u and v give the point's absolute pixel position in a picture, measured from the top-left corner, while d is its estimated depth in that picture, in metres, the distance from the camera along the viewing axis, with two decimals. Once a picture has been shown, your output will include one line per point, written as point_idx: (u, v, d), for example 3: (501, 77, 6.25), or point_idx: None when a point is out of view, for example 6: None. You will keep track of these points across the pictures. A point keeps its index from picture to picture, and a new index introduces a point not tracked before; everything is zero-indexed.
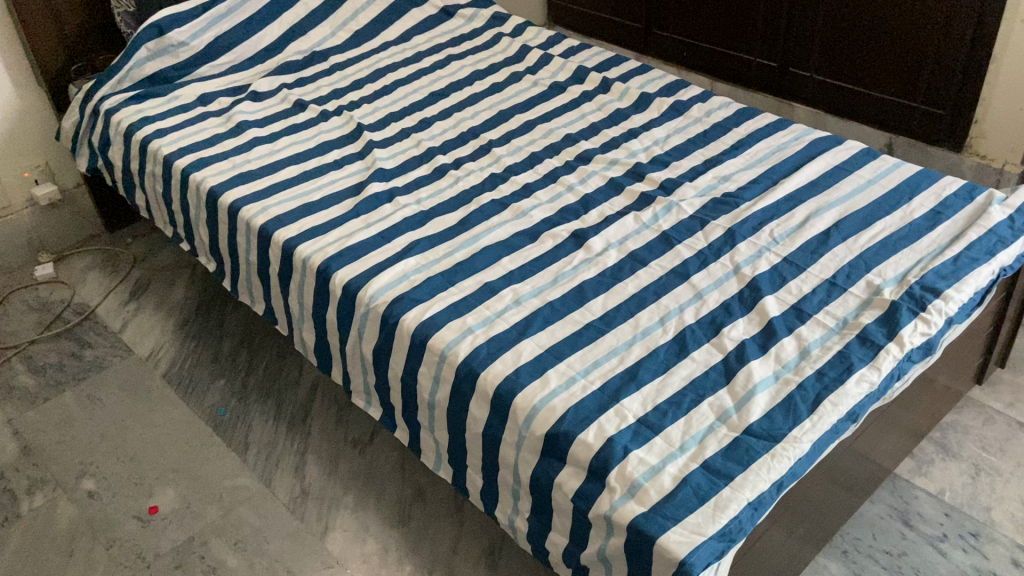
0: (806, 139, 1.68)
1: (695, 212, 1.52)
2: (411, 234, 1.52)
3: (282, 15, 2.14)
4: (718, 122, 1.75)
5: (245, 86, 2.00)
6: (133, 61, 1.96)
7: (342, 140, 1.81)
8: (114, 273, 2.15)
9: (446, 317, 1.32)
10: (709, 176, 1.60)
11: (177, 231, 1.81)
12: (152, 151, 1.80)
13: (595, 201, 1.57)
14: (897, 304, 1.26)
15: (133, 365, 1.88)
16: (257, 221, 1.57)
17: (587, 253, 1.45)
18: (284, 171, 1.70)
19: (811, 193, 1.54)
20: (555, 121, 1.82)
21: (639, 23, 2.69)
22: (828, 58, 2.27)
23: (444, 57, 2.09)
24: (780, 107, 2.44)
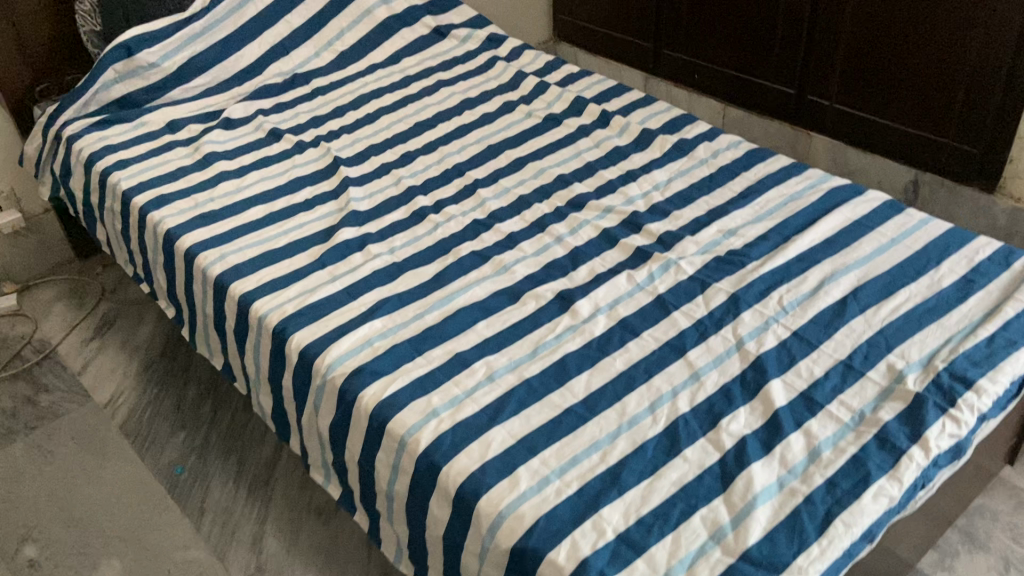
0: (822, 187, 1.52)
1: (695, 272, 1.36)
2: (380, 291, 1.38)
3: (262, 34, 1.99)
4: (725, 165, 1.59)
5: (218, 112, 1.86)
6: (99, 83, 1.81)
7: (316, 177, 1.67)
8: (80, 305, 2.03)
9: (410, 395, 1.18)
10: (714, 229, 1.44)
11: (137, 270, 1.67)
12: (112, 185, 1.66)
13: (586, 256, 1.42)
14: (923, 397, 1.10)
15: (89, 413, 1.75)
16: (213, 270, 1.43)
17: (572, 319, 1.29)
18: (249, 213, 1.56)
19: (827, 252, 1.38)
20: (547, 159, 1.67)
21: (648, 43, 2.53)
22: (849, 86, 2.10)
23: (433, 82, 1.94)
24: (796, 137, 2.27)
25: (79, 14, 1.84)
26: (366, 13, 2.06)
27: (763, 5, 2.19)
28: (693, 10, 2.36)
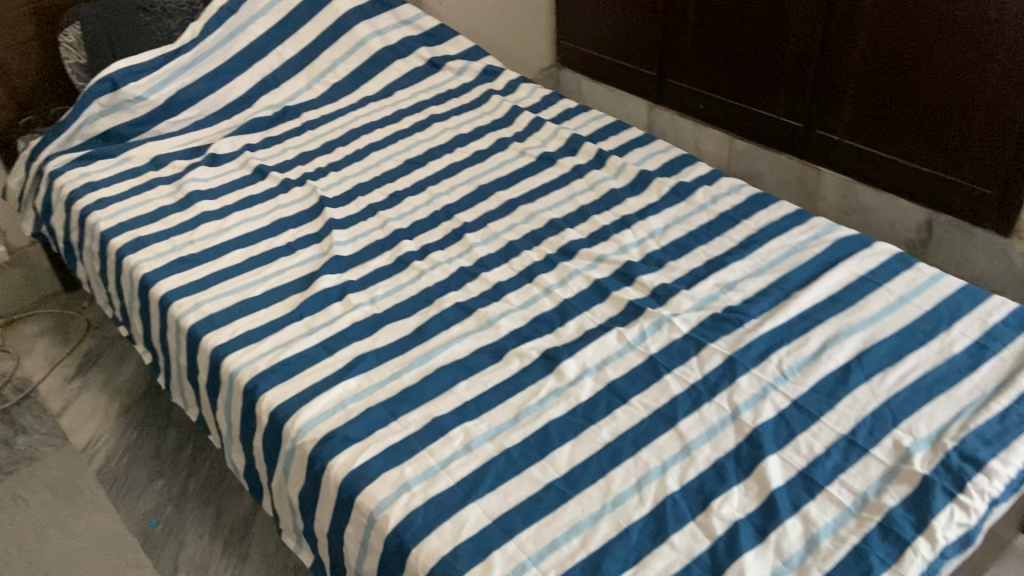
0: (826, 238, 1.44)
1: (690, 330, 1.29)
2: (358, 345, 1.31)
3: (253, 65, 1.95)
4: (724, 212, 1.52)
5: (205, 146, 1.81)
6: (83, 116, 1.76)
7: (300, 218, 1.61)
8: (63, 342, 1.98)
9: (381, 465, 1.11)
10: (711, 283, 1.37)
11: (115, 312, 1.61)
12: (91, 225, 1.60)
13: (575, 310, 1.35)
14: (930, 481, 1.03)
15: (66, 458, 1.70)
16: (187, 320, 1.38)
17: (557, 382, 1.22)
18: (228, 257, 1.51)
19: (829, 311, 1.30)
20: (539, 202, 1.61)
21: (652, 71, 2.46)
22: (860, 121, 2.02)
23: (426, 117, 1.88)
24: (805, 171, 2.20)
25: (63, 46, 1.80)
26: (359, 45, 2.01)
27: (771, 35, 2.11)
28: (698, 39, 2.29)
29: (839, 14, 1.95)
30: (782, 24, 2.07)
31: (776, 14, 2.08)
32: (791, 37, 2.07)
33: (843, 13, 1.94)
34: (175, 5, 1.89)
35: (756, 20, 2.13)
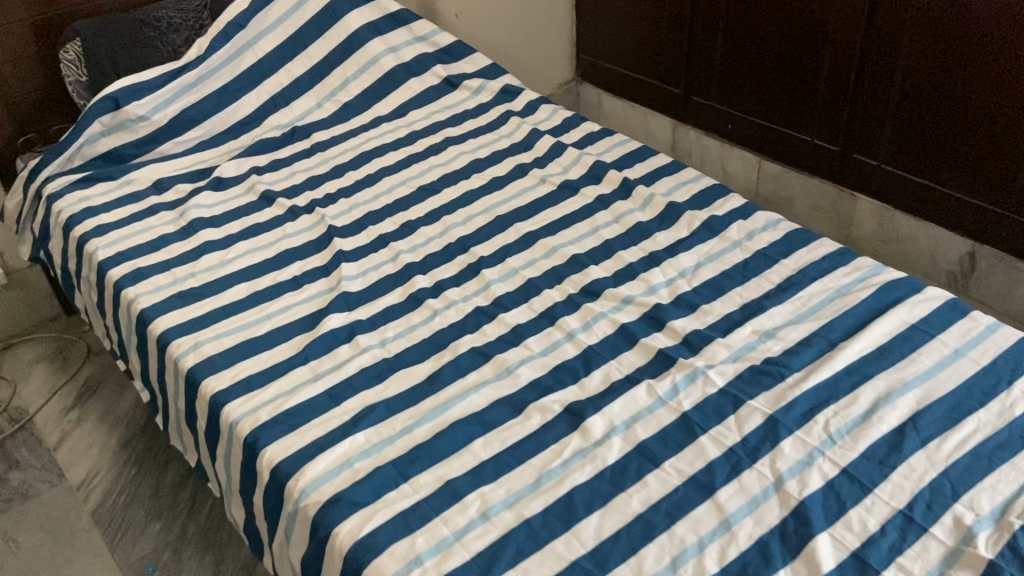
0: (872, 281, 1.34)
1: (727, 385, 1.19)
2: (367, 394, 1.22)
3: (261, 83, 1.88)
4: (760, 250, 1.43)
5: (210, 169, 1.72)
6: (84, 136, 1.68)
7: (308, 249, 1.53)
8: (62, 368, 1.90)
9: (391, 535, 1.01)
10: (748, 331, 1.27)
11: (113, 344, 1.52)
12: (88, 255, 1.52)
13: (601, 359, 1.26)
14: (997, 568, 0.92)
15: (61, 497, 1.61)
16: (186, 362, 1.29)
17: (582, 441, 1.13)
18: (231, 292, 1.42)
19: (878, 366, 1.20)
20: (561, 235, 1.51)
21: (677, 88, 2.36)
22: (900, 147, 1.91)
23: (441, 139, 1.79)
24: (839, 197, 2.09)
25: (63, 63, 1.72)
26: (372, 62, 1.93)
27: (806, 54, 2.01)
28: (727, 56, 2.19)
29: (880, 33, 1.84)
30: (818, 43, 1.97)
31: (811, 33, 1.97)
32: (827, 56, 1.96)
33: (884, 32, 1.83)
34: (180, 20, 1.82)
35: (790, 39, 2.03)
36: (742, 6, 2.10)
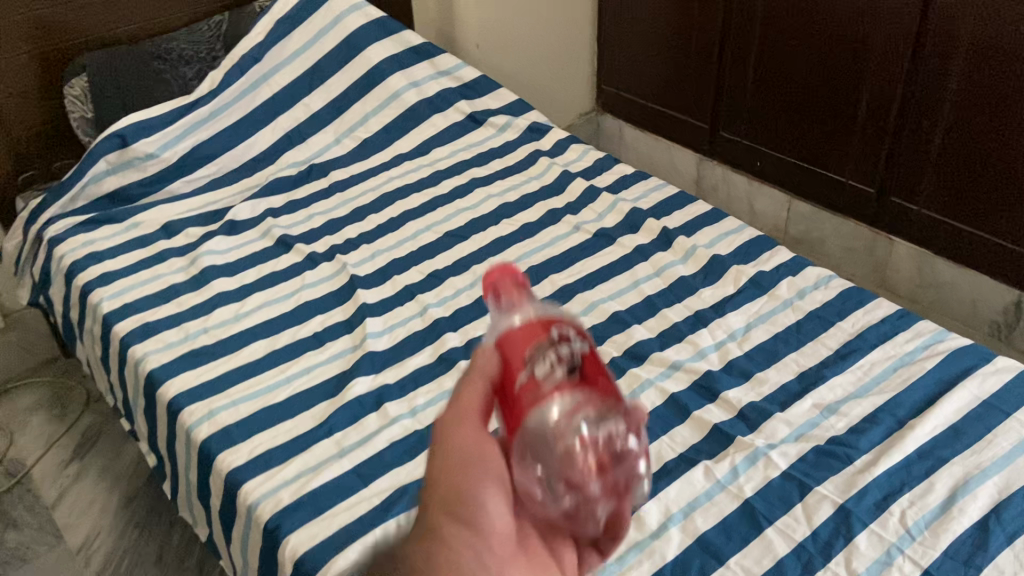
0: (936, 349, 1.25)
1: (791, 468, 1.10)
2: (398, 474, 1.11)
3: (276, 119, 1.80)
4: (814, 311, 1.34)
5: (222, 211, 1.63)
6: (89, 176, 1.59)
7: (329, 301, 1.42)
8: (60, 417, 1.79)
9: None
10: (808, 406, 1.18)
11: (117, 402, 1.41)
12: (92, 306, 1.42)
13: (651, 434, 1.16)
14: None
15: (58, 562, 1.50)
16: (200, 433, 1.18)
17: (638, 532, 1.03)
18: (247, 350, 1.31)
19: (952, 449, 1.11)
20: (599, 289, 1.42)
21: (704, 122, 2.31)
22: (942, 192, 1.83)
23: (467, 180, 1.69)
24: (874, 240, 2.01)
25: (68, 99, 1.64)
26: (393, 97, 1.84)
27: (842, 94, 1.93)
28: (758, 92, 2.13)
29: (923, 76, 1.76)
30: (856, 84, 1.89)
31: (849, 73, 1.90)
32: (865, 97, 1.88)
33: (928, 75, 1.75)
34: (192, 52, 1.77)
35: (826, 79, 1.95)
36: (775, 43, 2.03)
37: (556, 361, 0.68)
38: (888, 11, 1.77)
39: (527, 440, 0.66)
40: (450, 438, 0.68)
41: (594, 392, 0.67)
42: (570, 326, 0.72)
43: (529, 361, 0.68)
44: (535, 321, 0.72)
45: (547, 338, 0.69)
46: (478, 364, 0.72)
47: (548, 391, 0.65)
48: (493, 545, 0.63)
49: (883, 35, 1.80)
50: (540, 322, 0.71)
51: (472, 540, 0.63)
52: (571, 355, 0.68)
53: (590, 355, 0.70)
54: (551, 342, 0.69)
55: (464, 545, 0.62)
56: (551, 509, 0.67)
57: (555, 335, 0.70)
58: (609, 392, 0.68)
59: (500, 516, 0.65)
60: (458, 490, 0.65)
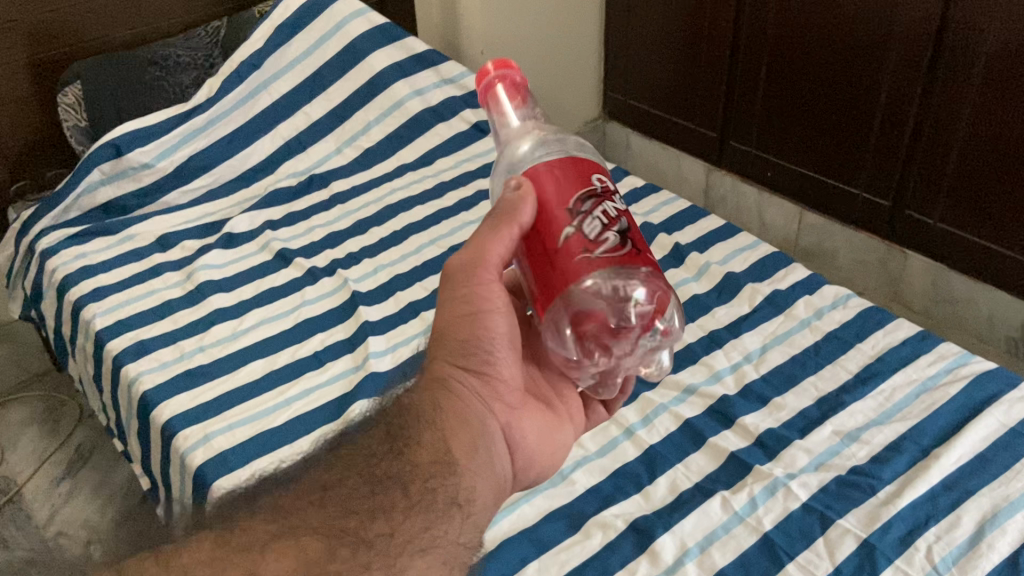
0: (960, 373, 1.20)
1: (812, 499, 1.05)
2: None
3: (276, 127, 1.76)
4: (832, 332, 1.29)
5: (219, 223, 1.58)
6: (82, 185, 1.55)
7: (330, 318, 1.36)
8: (53, 433, 1.74)
9: None
10: (827, 433, 1.14)
11: (110, 422, 1.37)
12: (85, 322, 1.37)
13: (665, 462, 1.12)
14: None
15: None
16: (195, 459, 1.12)
17: (652, 566, 0.98)
18: (245, 370, 1.26)
19: (979, 480, 1.05)
20: None
21: (713, 131, 2.27)
22: (957, 206, 1.78)
23: (472, 191, 1.64)
24: (888, 253, 1.97)
25: (61, 107, 1.60)
26: (396, 106, 1.80)
27: (855, 105, 1.89)
28: (769, 101, 2.09)
29: (940, 87, 1.71)
30: (870, 95, 1.85)
31: (863, 84, 1.85)
32: (879, 109, 1.84)
33: (946, 86, 1.70)
34: (190, 59, 1.73)
35: (839, 89, 1.91)
36: (787, 53, 1.99)
37: (602, 232, 0.64)
38: (904, 20, 1.72)
39: (569, 317, 0.66)
40: (463, 288, 0.75)
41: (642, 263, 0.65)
42: (603, 170, 0.69)
43: (576, 217, 0.65)
44: (575, 164, 0.68)
45: (594, 189, 0.67)
46: (509, 209, 0.67)
47: (607, 266, 0.63)
48: (499, 391, 0.76)
49: (898, 46, 1.75)
50: (579, 167, 0.68)
51: (481, 387, 0.75)
52: (619, 217, 0.66)
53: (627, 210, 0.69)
54: (597, 194, 0.67)
55: (473, 391, 0.75)
56: (574, 366, 0.75)
57: (598, 187, 0.67)
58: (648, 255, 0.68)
59: (506, 365, 0.76)
60: (467, 347, 0.75)
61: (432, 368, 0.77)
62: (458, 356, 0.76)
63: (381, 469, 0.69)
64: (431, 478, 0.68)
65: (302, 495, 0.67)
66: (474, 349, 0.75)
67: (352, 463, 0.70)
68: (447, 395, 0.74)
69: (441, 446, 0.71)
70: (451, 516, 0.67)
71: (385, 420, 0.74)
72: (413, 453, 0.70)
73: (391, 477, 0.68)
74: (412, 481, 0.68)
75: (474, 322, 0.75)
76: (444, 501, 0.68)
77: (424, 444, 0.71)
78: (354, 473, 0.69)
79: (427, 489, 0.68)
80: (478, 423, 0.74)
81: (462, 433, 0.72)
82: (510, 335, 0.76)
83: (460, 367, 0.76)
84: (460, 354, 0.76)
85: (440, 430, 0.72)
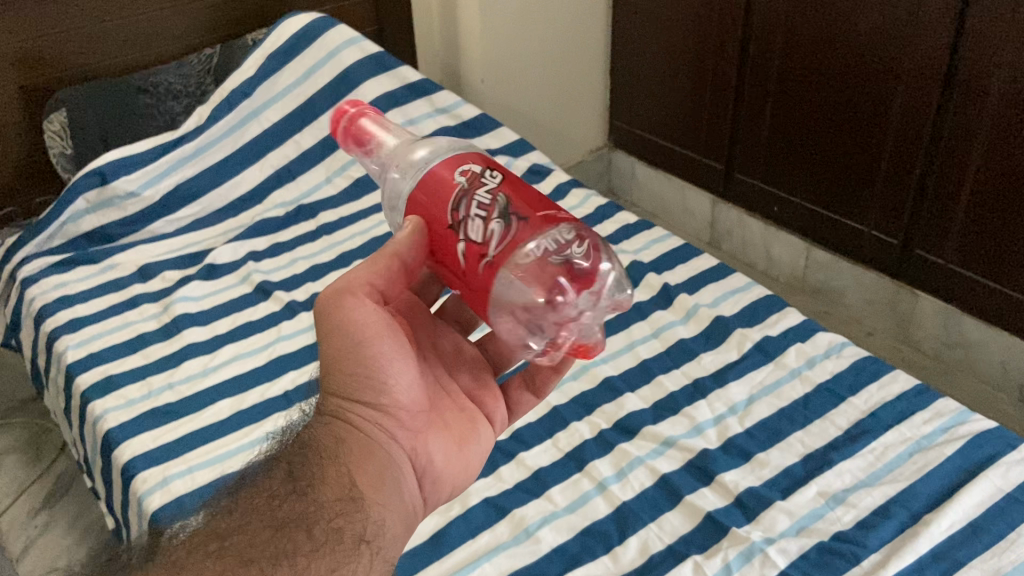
0: (957, 433, 1.12)
1: (790, 568, 0.98)
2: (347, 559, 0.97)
3: (265, 156, 1.80)
4: (823, 383, 1.23)
5: (204, 255, 1.58)
6: (67, 214, 1.59)
7: (305, 354, 1.33)
8: (35, 463, 1.73)
9: None
10: (811, 494, 1.07)
11: (79, 457, 1.34)
12: (57, 354, 1.35)
13: (636, 519, 1.06)
14: None
15: None
16: (150, 502, 1.07)
17: None
18: (213, 408, 1.22)
19: (970, 550, 0.98)
20: None
21: (718, 163, 2.23)
22: (966, 246, 1.71)
23: None
24: (898, 292, 1.90)
25: (47, 134, 1.67)
26: None
27: (863, 140, 1.83)
28: (775, 134, 2.03)
29: (951, 124, 1.64)
30: (876, 133, 1.79)
31: (870, 121, 1.79)
32: (888, 145, 1.77)
33: (956, 123, 1.63)
34: (181, 86, 1.80)
35: (843, 126, 1.85)
36: (792, 87, 1.94)
37: (488, 231, 0.66)
38: (911, 56, 1.66)
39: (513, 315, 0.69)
40: (341, 320, 0.75)
41: (529, 234, 0.65)
42: (469, 159, 0.70)
43: (459, 231, 0.68)
44: (442, 170, 0.70)
45: (459, 189, 0.68)
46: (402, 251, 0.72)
47: (507, 261, 0.65)
48: (400, 417, 0.77)
49: (907, 83, 1.69)
50: (444, 171, 0.70)
51: (380, 418, 0.77)
52: (496, 199, 0.67)
53: (513, 177, 0.69)
54: (464, 192, 0.68)
55: (373, 422, 0.76)
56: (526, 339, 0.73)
57: (463, 182, 0.68)
58: (549, 201, 0.68)
59: (399, 390, 0.76)
60: (354, 382, 0.76)
61: (326, 400, 0.78)
62: (348, 390, 0.77)
63: (287, 507, 0.71)
64: (337, 515, 0.71)
65: (200, 543, 0.67)
66: (363, 383, 0.76)
67: (258, 503, 0.72)
68: (350, 427, 0.76)
69: (350, 480, 0.74)
70: (359, 553, 0.70)
71: (290, 454, 0.77)
72: (321, 489, 0.73)
73: (299, 516, 0.70)
74: (318, 520, 0.70)
75: (359, 355, 0.75)
76: (350, 539, 0.70)
77: (331, 479, 0.74)
78: (257, 516, 0.71)
79: (333, 529, 0.70)
80: (382, 452, 0.76)
81: (373, 465, 0.75)
82: (393, 359, 0.76)
83: (353, 399, 0.76)
84: (352, 387, 0.76)
85: (348, 463, 0.75)
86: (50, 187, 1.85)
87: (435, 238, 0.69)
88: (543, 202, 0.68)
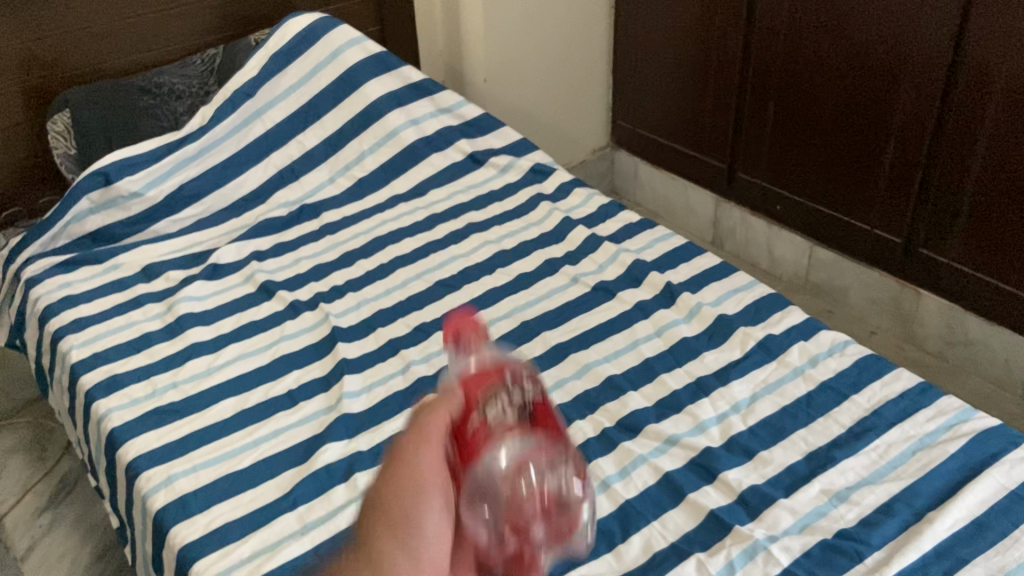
0: (960, 431, 1.13)
1: (793, 566, 0.98)
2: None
3: (269, 157, 1.81)
4: (826, 381, 1.23)
5: (207, 255, 1.59)
6: (71, 214, 1.59)
7: (308, 355, 1.33)
8: (40, 463, 1.73)
9: None
10: (814, 492, 1.07)
11: (84, 456, 1.34)
12: (61, 353, 1.36)
13: (639, 517, 1.06)
14: None
15: None
16: (154, 501, 1.08)
17: None
18: (217, 407, 1.23)
19: (973, 548, 0.98)
20: (594, 348, 1.35)
21: (721, 162, 2.23)
22: (970, 245, 1.71)
23: (463, 225, 1.66)
24: (901, 291, 1.90)
25: (51, 134, 1.69)
26: (391, 136, 1.84)
27: (866, 139, 1.82)
28: (778, 133, 2.03)
29: (953, 122, 1.64)
30: (880, 131, 1.79)
31: (873, 121, 1.79)
32: (891, 143, 1.77)
33: (959, 122, 1.63)
34: (184, 87, 1.80)
35: (846, 126, 1.86)
36: (794, 86, 1.94)
37: (508, 422, 0.73)
38: (913, 54, 1.66)
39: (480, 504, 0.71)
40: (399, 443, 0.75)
41: (543, 449, 0.72)
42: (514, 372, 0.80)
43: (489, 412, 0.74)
44: (485, 371, 0.80)
45: (500, 380, 0.78)
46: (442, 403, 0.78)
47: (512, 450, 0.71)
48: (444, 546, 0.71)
49: (910, 83, 1.69)
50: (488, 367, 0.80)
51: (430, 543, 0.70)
52: (524, 402, 0.76)
53: (540, 402, 0.79)
54: (501, 387, 0.77)
55: (420, 545, 0.69)
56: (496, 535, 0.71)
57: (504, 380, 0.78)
58: (557, 432, 0.78)
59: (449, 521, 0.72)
60: (409, 499, 0.71)
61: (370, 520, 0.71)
62: (399, 509, 0.71)
63: None
64: None
65: None
66: (417, 499, 0.71)
67: None
68: (396, 545, 0.68)
69: None
70: None
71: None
72: None
73: None
74: None
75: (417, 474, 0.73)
76: None
77: None
78: None
79: None
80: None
81: None
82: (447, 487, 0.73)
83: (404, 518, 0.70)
84: (405, 505, 0.71)
85: None
86: (54, 188, 1.85)
87: (456, 435, 0.76)
88: (552, 426, 0.78)
